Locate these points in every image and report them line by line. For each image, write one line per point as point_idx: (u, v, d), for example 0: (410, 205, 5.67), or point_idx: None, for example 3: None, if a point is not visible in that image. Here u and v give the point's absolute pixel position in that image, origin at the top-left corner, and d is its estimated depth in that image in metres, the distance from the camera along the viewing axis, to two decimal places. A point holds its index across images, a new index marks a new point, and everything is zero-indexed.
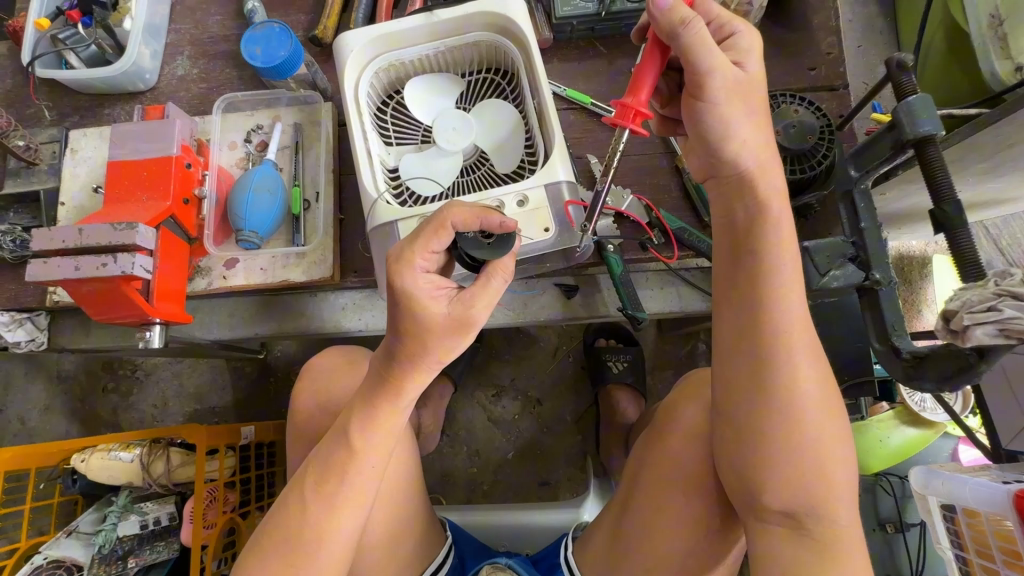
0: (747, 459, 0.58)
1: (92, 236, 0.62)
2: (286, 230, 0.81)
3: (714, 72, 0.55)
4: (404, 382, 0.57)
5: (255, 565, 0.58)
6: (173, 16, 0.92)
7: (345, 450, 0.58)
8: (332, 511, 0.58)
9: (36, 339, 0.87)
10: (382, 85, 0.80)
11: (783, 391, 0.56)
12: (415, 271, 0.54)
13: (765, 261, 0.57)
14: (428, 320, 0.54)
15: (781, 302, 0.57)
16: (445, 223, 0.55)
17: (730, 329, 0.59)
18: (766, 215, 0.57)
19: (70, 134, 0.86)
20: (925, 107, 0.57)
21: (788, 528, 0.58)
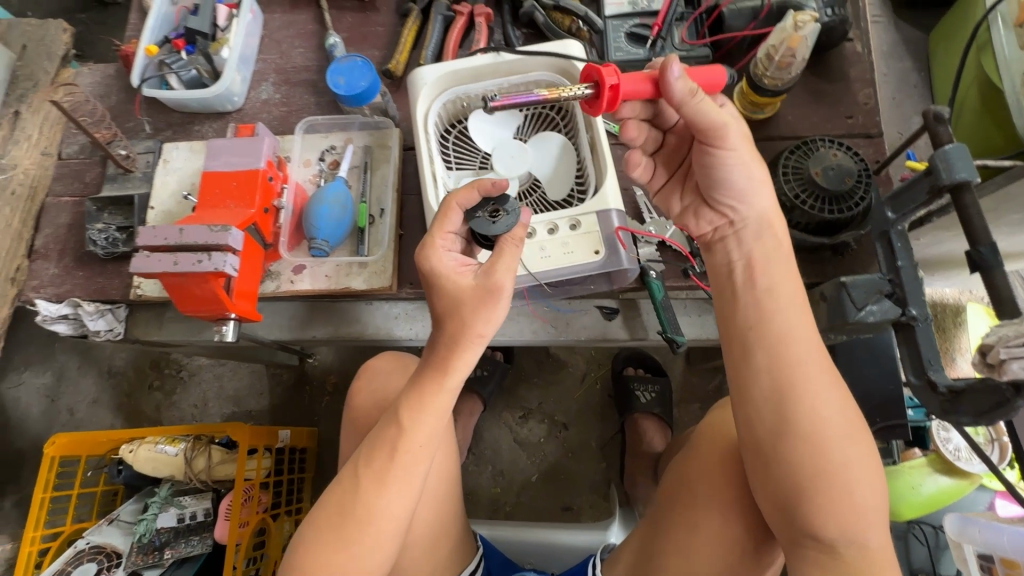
0: (778, 484, 0.60)
1: (191, 236, 0.69)
2: (351, 242, 0.88)
3: (729, 126, 0.63)
4: (452, 367, 0.62)
5: (311, 542, 0.61)
6: (262, 47, 1.03)
7: (396, 429, 0.62)
8: (380, 490, 0.61)
9: (114, 329, 0.94)
10: (448, 115, 0.87)
11: (806, 419, 0.59)
12: (436, 249, 0.64)
13: (774, 298, 0.63)
14: (461, 289, 0.62)
15: (793, 336, 0.62)
16: (447, 211, 0.65)
17: (747, 361, 0.63)
18: (778, 254, 0.65)
19: (163, 146, 0.96)
20: (962, 156, 0.61)
21: (821, 553, 0.59)
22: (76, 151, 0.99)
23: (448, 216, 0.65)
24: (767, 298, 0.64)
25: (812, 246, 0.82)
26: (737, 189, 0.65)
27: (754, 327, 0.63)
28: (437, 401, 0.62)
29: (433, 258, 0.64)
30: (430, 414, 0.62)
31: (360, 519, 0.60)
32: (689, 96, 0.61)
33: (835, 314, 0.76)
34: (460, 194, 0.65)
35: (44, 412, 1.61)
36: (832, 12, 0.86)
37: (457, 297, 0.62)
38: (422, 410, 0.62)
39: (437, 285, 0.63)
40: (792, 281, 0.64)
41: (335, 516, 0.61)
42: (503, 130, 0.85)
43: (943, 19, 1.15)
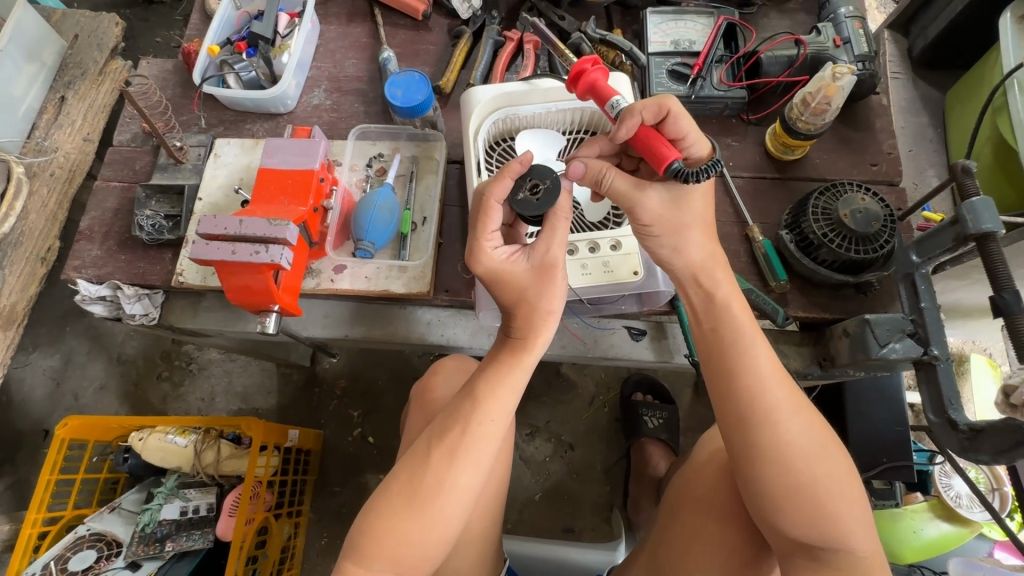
0: (758, 499, 0.64)
1: (250, 228, 0.72)
2: (393, 246, 0.91)
3: (641, 206, 0.69)
4: (522, 355, 0.69)
5: (378, 512, 0.63)
6: (316, 55, 1.07)
7: (469, 403, 0.66)
8: (451, 464, 0.64)
9: (149, 314, 0.95)
10: (498, 135, 0.92)
11: (771, 441, 0.63)
12: (489, 235, 0.68)
13: (726, 331, 0.69)
14: (517, 272, 0.69)
15: (752, 366, 0.66)
16: (488, 205, 0.67)
17: (717, 390, 0.68)
18: (717, 299, 0.70)
19: (216, 141, 0.99)
20: (987, 208, 0.65)
21: (810, 562, 0.62)
22: (128, 139, 1.02)
23: (491, 208, 0.67)
24: (733, 329, 0.68)
25: (836, 283, 0.86)
26: (660, 251, 0.72)
27: (717, 358, 0.68)
28: (512, 378, 0.68)
29: (482, 254, 0.68)
30: (507, 391, 0.67)
31: (430, 490, 0.63)
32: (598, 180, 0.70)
33: (858, 348, 0.79)
34: (494, 185, 0.67)
35: (49, 395, 1.59)
36: (863, 66, 0.91)
37: (507, 278, 0.69)
38: (500, 385, 0.67)
39: (497, 279, 0.69)
40: (743, 317, 0.69)
41: (405, 489, 0.64)
42: (548, 152, 0.90)
43: (960, 82, 1.22)
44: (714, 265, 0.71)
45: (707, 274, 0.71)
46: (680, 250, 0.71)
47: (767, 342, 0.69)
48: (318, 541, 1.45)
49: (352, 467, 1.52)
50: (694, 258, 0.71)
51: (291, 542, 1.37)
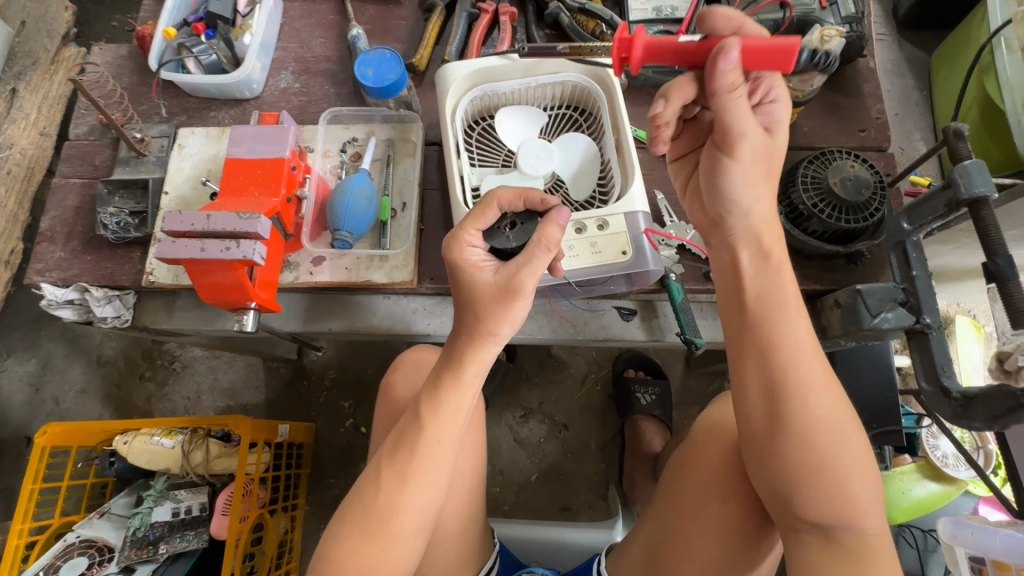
0: (775, 474, 0.63)
1: (219, 223, 0.68)
2: (373, 235, 0.88)
3: (745, 136, 0.62)
4: (466, 362, 0.66)
5: (337, 537, 0.65)
6: (281, 35, 1.01)
7: (415, 423, 0.66)
8: (401, 488, 0.65)
9: (121, 316, 0.91)
10: (475, 113, 0.89)
11: (799, 415, 0.62)
12: (469, 233, 0.66)
13: (767, 300, 0.65)
14: (477, 284, 0.64)
15: (790, 337, 0.64)
16: (484, 203, 0.66)
17: (748, 361, 0.65)
18: (769, 263, 0.66)
19: (179, 131, 0.94)
20: (980, 172, 0.64)
21: (818, 538, 0.62)
22: (85, 132, 0.97)
23: (487, 210, 0.66)
24: (774, 298, 0.65)
25: (827, 254, 0.85)
26: (727, 199, 0.66)
27: (751, 327, 0.66)
28: (456, 398, 0.66)
29: (456, 254, 0.65)
30: (450, 411, 0.66)
31: (383, 513, 0.64)
32: (728, 92, 0.60)
33: (849, 318, 0.78)
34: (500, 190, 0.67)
35: (28, 401, 1.55)
36: (850, 29, 0.88)
37: (478, 293, 0.64)
38: (440, 407, 0.65)
39: (457, 274, 0.65)
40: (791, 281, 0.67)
41: (361, 512, 0.65)
42: (529, 129, 0.87)
43: (946, 42, 1.19)
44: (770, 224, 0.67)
45: (771, 233, 0.67)
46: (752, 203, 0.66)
47: (808, 315, 0.66)
48: (316, 534, 1.44)
49: (345, 459, 1.51)
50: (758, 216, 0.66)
51: (288, 537, 1.36)
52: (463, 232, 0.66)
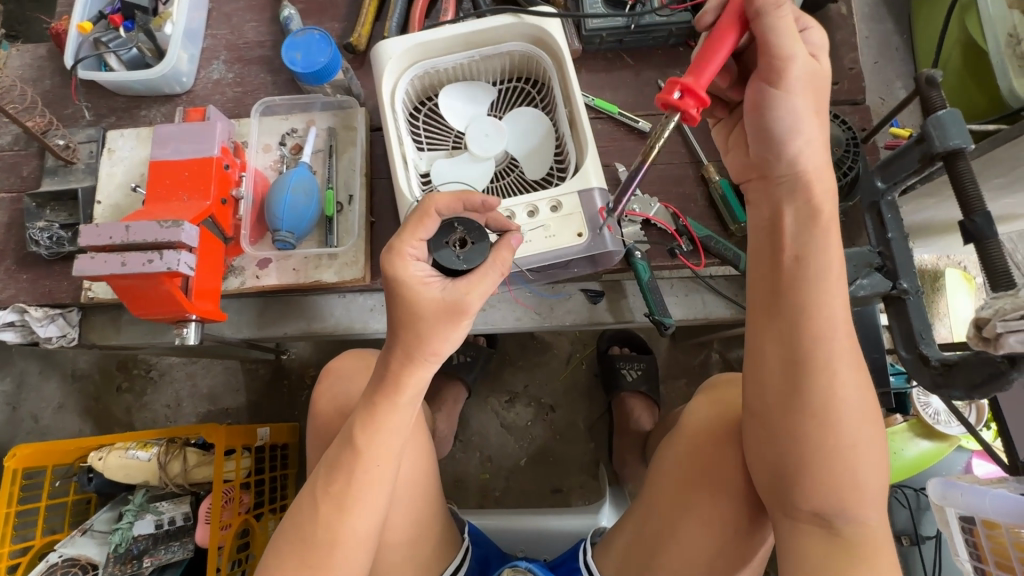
0: (782, 458, 0.58)
1: (138, 234, 0.64)
2: (319, 232, 0.83)
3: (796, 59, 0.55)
4: (404, 377, 0.62)
5: (274, 565, 0.64)
6: (210, 22, 0.94)
7: (351, 451, 0.64)
8: (341, 514, 0.63)
9: (67, 335, 0.87)
10: (417, 93, 0.82)
11: (823, 395, 0.55)
12: (410, 243, 0.60)
13: (808, 262, 0.57)
14: (425, 301, 0.59)
15: (826, 308, 0.55)
16: (425, 212, 0.61)
17: (772, 331, 0.58)
18: (812, 221, 0.57)
19: (107, 134, 0.88)
20: (954, 121, 0.59)
21: (817, 528, 0.58)
22: (9, 142, 0.90)
23: (428, 220, 0.61)
24: (816, 262, 0.56)
25: None
26: (780, 139, 0.56)
27: (778, 293, 0.58)
28: (394, 419, 0.64)
29: (397, 268, 0.59)
30: (388, 433, 0.64)
31: (324, 544, 0.63)
32: (777, 7, 0.54)
33: None
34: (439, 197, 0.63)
35: (6, 421, 1.52)
36: None
37: (422, 309, 0.59)
38: (378, 430, 0.63)
39: (398, 288, 0.59)
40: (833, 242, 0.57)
41: (299, 541, 0.64)
42: (476, 107, 0.81)
43: None
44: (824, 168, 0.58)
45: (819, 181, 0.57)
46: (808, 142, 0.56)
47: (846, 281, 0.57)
48: None
49: None
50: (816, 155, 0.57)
51: None
52: (404, 243, 0.60)
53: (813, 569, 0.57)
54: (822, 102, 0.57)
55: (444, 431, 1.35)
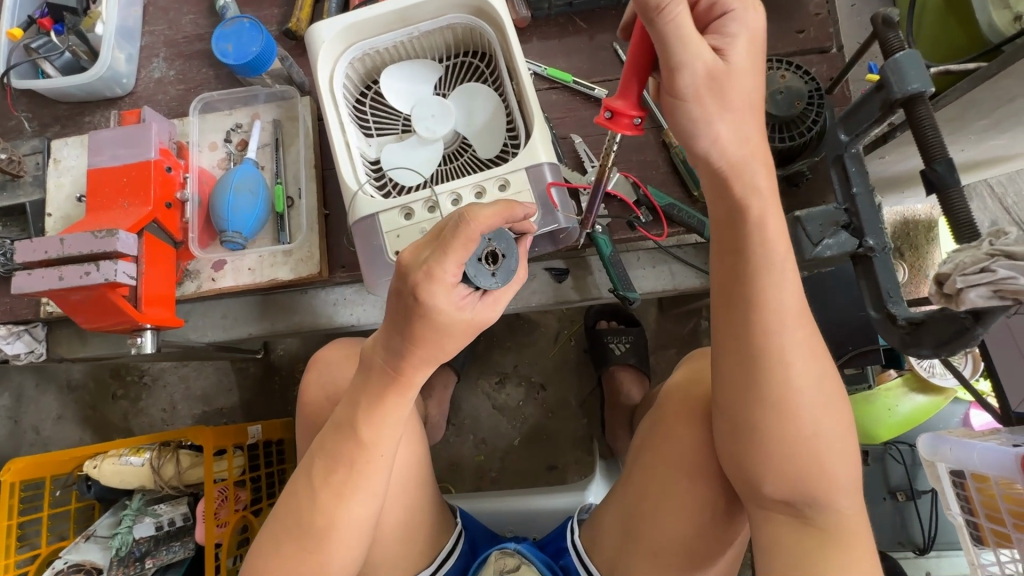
0: (745, 451, 0.56)
1: (74, 246, 0.63)
2: (271, 229, 0.81)
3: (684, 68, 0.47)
4: (410, 377, 0.57)
5: (267, 556, 0.61)
6: (147, 18, 0.91)
7: (354, 443, 0.59)
8: (340, 503, 0.60)
9: (35, 350, 0.87)
10: (358, 76, 0.79)
11: (779, 385, 0.54)
12: (450, 269, 0.48)
13: (749, 257, 0.53)
14: (450, 326, 0.51)
15: (774, 301, 0.53)
16: (471, 236, 0.48)
17: (723, 326, 0.56)
18: (740, 219, 0.53)
19: (52, 143, 0.86)
20: (914, 63, 0.55)
21: (788, 517, 0.57)
22: None
23: (473, 244, 0.48)
24: (759, 254, 0.53)
25: None
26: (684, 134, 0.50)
27: (725, 288, 0.55)
28: (397, 406, 0.59)
29: (431, 296, 0.48)
30: (394, 420, 0.60)
31: (320, 534, 0.60)
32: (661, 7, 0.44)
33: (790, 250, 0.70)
34: (480, 209, 0.48)
35: (10, 434, 1.55)
36: None
37: (445, 329, 0.51)
38: (383, 417, 0.59)
39: (426, 320, 0.50)
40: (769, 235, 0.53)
41: (292, 526, 0.61)
42: (421, 86, 0.78)
43: None
44: (752, 160, 0.51)
45: (745, 174, 0.51)
46: (718, 138, 0.49)
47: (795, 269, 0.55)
48: None
49: None
50: (731, 150, 0.50)
51: None
52: (442, 267, 0.48)
53: (786, 557, 0.56)
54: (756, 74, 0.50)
55: (436, 417, 1.32)
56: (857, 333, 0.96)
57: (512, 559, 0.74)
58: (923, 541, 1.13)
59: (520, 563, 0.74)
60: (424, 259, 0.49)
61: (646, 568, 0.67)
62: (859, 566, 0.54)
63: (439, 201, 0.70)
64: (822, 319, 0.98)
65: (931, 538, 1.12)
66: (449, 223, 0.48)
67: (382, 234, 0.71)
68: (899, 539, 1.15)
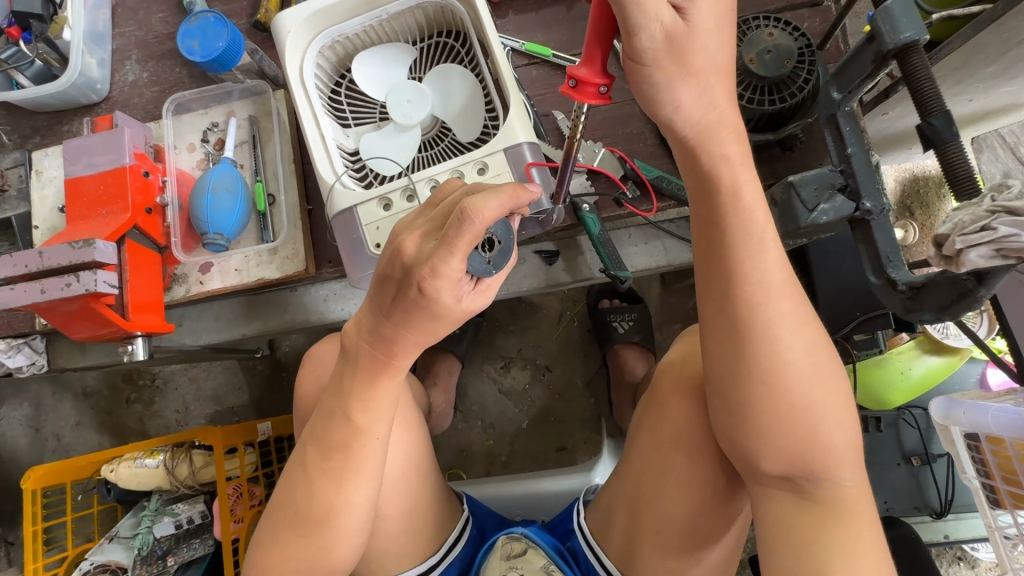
0: (740, 427, 0.55)
1: (53, 258, 0.63)
2: (254, 228, 0.80)
3: (644, 30, 0.44)
4: (395, 361, 0.55)
5: (272, 545, 0.61)
6: (117, 19, 0.89)
7: (346, 428, 0.58)
8: (338, 487, 0.59)
9: (37, 362, 0.88)
10: (330, 64, 0.76)
11: (768, 359, 0.52)
12: (455, 264, 0.44)
13: (725, 230, 0.52)
14: (451, 315, 0.48)
15: (755, 273, 0.52)
16: (477, 235, 0.43)
17: (707, 301, 0.55)
18: (711, 191, 0.51)
19: (32, 155, 0.85)
20: (906, 10, 0.51)
21: (788, 493, 0.55)
22: None
23: (480, 238, 0.43)
24: (735, 225, 0.52)
25: (758, 144, 0.74)
26: (649, 102, 0.48)
27: (705, 263, 0.54)
28: (386, 387, 0.58)
29: (435, 290, 0.45)
30: (384, 403, 0.58)
31: (321, 519, 0.60)
32: None
33: (784, 218, 0.67)
34: (487, 201, 0.42)
35: (31, 443, 1.57)
36: None
37: (440, 317, 0.48)
38: (373, 399, 0.57)
39: (425, 312, 0.47)
40: (744, 202, 0.51)
41: (290, 516, 0.61)
42: (395, 71, 0.75)
43: None
44: (718, 127, 0.50)
45: (712, 145, 0.50)
46: (680, 105, 0.48)
47: (778, 238, 0.53)
48: None
49: None
50: (695, 116, 0.49)
51: None
52: (447, 265, 0.44)
53: (788, 533, 0.54)
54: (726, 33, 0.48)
55: (441, 405, 1.29)
56: (864, 299, 0.92)
57: (518, 544, 0.73)
58: (941, 505, 1.09)
59: (527, 547, 0.73)
60: (428, 252, 0.44)
61: (651, 548, 0.66)
62: (861, 539, 0.52)
63: (417, 189, 0.69)
64: (828, 286, 0.94)
65: (949, 501, 1.08)
66: (453, 219, 0.42)
67: (361, 226, 0.70)
68: (915, 504, 1.10)
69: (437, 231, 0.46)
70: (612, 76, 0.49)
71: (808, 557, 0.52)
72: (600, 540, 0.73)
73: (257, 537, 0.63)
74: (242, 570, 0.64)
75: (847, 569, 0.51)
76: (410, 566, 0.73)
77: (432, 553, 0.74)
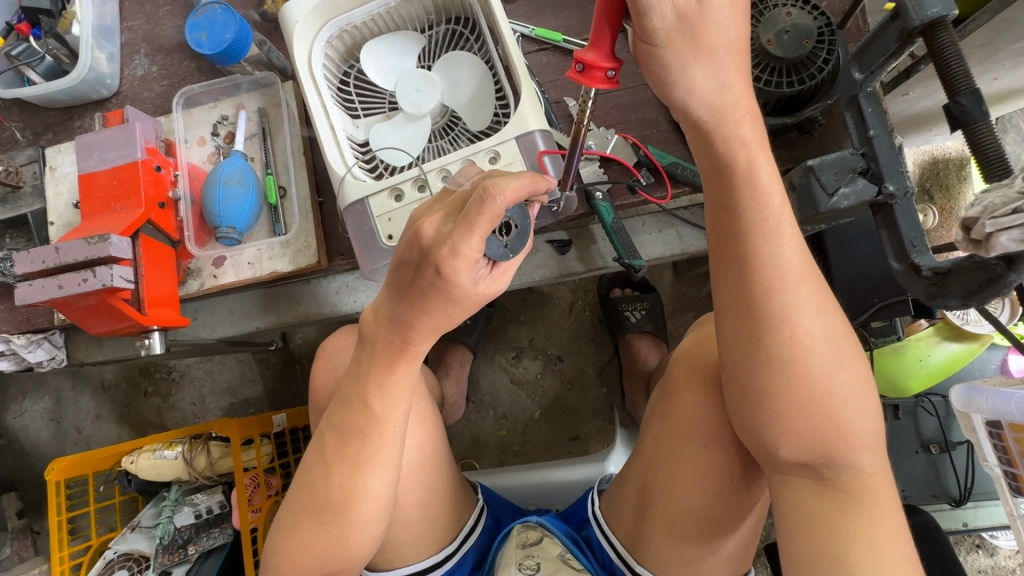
0: (758, 415, 0.54)
1: (69, 254, 0.64)
2: (266, 221, 0.80)
3: (655, 7, 0.43)
4: (410, 348, 0.55)
5: (290, 532, 0.62)
6: (124, 13, 0.89)
7: (364, 415, 0.58)
8: (356, 476, 0.60)
9: (56, 356, 0.90)
10: (338, 54, 0.75)
11: (787, 344, 0.51)
12: (475, 245, 0.43)
13: (739, 215, 0.51)
14: (467, 301, 0.48)
15: (771, 258, 0.51)
16: (497, 215, 0.42)
17: (725, 288, 0.54)
18: (722, 176, 0.51)
19: (46, 151, 0.86)
20: None
21: (809, 480, 0.54)
22: None
23: (499, 219, 0.43)
24: (751, 209, 0.51)
25: (776, 129, 0.72)
26: (659, 86, 0.48)
27: (716, 250, 0.53)
28: (402, 376, 0.57)
29: (453, 271, 0.44)
30: (400, 391, 0.58)
31: (338, 507, 0.60)
32: None
33: (803, 204, 0.67)
34: (507, 181, 0.42)
35: (54, 435, 1.60)
36: None
37: (456, 302, 0.48)
38: (391, 386, 0.57)
39: (442, 293, 0.47)
40: (757, 188, 0.50)
41: (310, 503, 0.61)
42: (404, 59, 0.74)
43: None
44: (732, 109, 0.49)
45: (722, 129, 0.49)
46: (693, 87, 0.47)
47: (795, 222, 0.52)
48: None
49: None
50: (709, 97, 0.48)
51: None
52: (467, 244, 0.43)
53: (808, 521, 0.54)
54: (739, 10, 0.47)
55: (453, 396, 1.29)
56: (885, 284, 0.90)
57: (534, 532, 0.74)
58: (959, 493, 1.06)
59: (542, 536, 0.73)
60: (446, 233, 0.43)
61: (665, 536, 0.66)
62: (884, 527, 0.51)
63: (429, 179, 0.68)
64: (846, 272, 0.92)
65: (969, 489, 1.06)
66: (474, 198, 0.41)
67: (373, 218, 0.69)
68: (933, 492, 1.08)
69: (456, 215, 0.46)
70: (620, 60, 0.47)
71: (829, 543, 0.52)
72: (616, 529, 0.72)
73: (275, 523, 0.64)
74: (261, 558, 0.64)
75: (870, 555, 0.50)
76: (426, 555, 0.73)
77: (448, 542, 0.75)
